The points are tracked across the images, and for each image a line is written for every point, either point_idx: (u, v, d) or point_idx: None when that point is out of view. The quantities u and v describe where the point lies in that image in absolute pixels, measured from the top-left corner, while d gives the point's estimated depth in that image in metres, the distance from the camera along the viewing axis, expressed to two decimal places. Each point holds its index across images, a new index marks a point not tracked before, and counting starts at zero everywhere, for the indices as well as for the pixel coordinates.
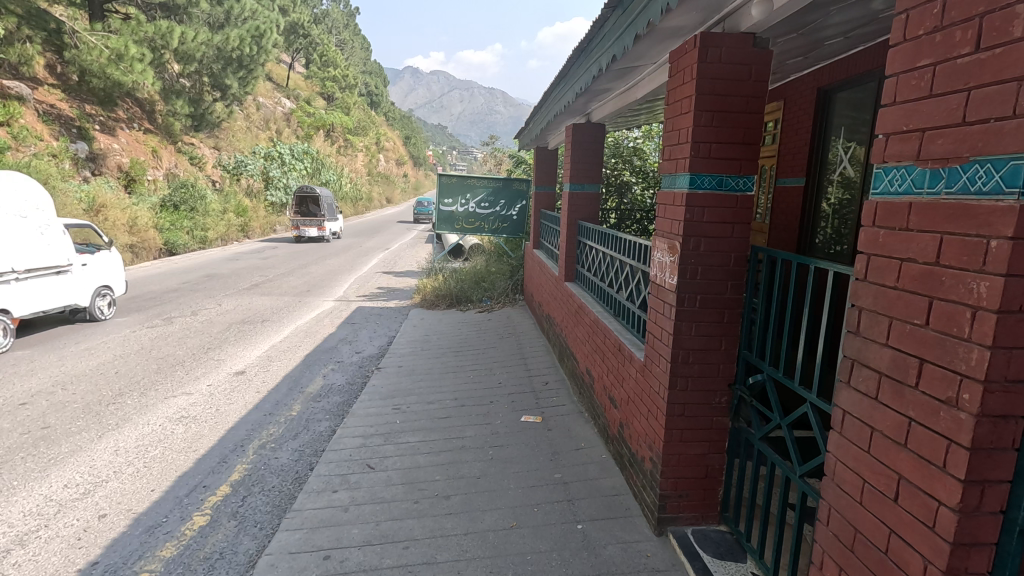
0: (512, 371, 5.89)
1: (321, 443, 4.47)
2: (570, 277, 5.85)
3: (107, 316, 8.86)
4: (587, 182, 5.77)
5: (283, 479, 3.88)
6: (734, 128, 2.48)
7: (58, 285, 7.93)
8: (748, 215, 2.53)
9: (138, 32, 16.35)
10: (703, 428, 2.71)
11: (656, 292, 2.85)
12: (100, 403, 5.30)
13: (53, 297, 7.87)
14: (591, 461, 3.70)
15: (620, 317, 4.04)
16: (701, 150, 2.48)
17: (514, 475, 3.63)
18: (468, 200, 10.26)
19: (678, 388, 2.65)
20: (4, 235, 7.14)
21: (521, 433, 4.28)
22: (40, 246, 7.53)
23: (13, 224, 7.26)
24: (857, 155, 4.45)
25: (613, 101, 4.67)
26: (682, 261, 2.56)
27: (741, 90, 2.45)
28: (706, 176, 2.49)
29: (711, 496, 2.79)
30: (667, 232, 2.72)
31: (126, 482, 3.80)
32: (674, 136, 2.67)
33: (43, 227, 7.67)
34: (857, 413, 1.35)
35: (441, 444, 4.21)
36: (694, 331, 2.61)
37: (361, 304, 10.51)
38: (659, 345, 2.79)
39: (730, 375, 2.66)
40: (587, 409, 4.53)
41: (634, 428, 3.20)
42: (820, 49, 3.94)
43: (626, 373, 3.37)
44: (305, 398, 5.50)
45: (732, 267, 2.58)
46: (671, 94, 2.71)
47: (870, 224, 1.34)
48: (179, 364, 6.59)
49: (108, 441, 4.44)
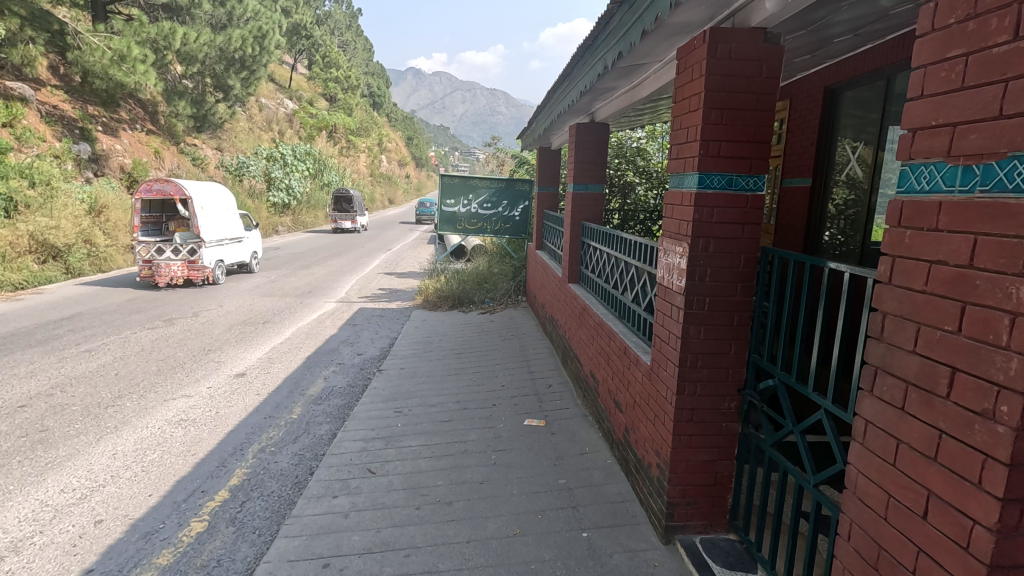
0: (515, 373, 5.82)
1: (321, 447, 4.41)
2: (574, 278, 5.79)
3: (253, 269, 14.23)
4: (591, 182, 5.68)
5: (282, 483, 3.82)
6: (744, 125, 2.41)
7: (236, 248, 13.26)
8: (759, 215, 2.47)
9: (142, 33, 16.48)
10: (712, 434, 2.63)
11: (663, 294, 2.79)
12: (99, 405, 5.25)
13: (234, 255, 13.20)
14: (596, 467, 3.63)
15: (625, 319, 3.97)
16: (709, 149, 2.41)
17: (518, 480, 3.57)
18: (471, 201, 10.23)
19: (686, 393, 2.58)
20: (220, 219, 12.57)
21: (524, 437, 4.21)
22: (233, 226, 12.93)
23: (222, 212, 12.64)
24: (866, 156, 4.37)
25: (619, 99, 4.57)
26: (690, 263, 2.49)
27: (752, 86, 2.38)
28: (715, 175, 2.43)
29: (720, 504, 2.72)
30: (675, 232, 2.65)
31: (124, 487, 3.75)
32: (683, 134, 2.60)
33: (231, 214, 13.00)
34: (881, 424, 1.28)
35: (443, 448, 4.14)
36: (703, 335, 2.54)
37: (363, 304, 10.48)
38: (666, 349, 2.73)
39: (740, 380, 2.59)
40: (591, 413, 4.45)
41: (640, 433, 3.13)
42: (829, 47, 3.87)
43: (632, 376, 3.29)
44: (305, 401, 5.45)
45: (742, 269, 2.50)
46: (679, 91, 2.65)
47: (895, 224, 1.27)
48: (179, 365, 6.56)
49: (107, 445, 4.38)
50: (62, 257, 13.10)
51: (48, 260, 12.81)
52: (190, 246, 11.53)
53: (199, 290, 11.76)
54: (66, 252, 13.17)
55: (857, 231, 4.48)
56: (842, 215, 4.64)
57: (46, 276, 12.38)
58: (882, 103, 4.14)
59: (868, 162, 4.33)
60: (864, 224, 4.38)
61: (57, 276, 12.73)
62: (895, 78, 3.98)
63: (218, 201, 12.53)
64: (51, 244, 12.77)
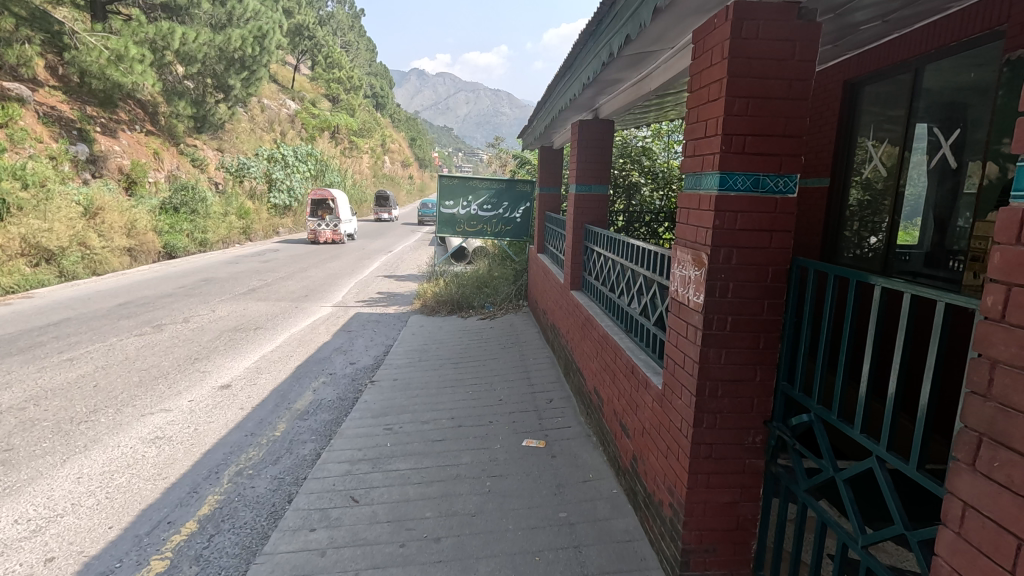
0: (513, 386, 5.48)
1: (303, 470, 4.09)
2: (576, 285, 5.45)
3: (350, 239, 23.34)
4: (595, 183, 5.34)
5: (256, 513, 3.50)
6: (774, 116, 2.06)
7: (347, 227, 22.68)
8: (790, 221, 2.12)
9: (139, 33, 16.23)
10: (734, 473, 2.29)
11: (676, 310, 2.46)
12: (72, 421, 4.95)
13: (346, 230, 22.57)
14: (600, 497, 3.29)
15: (633, 333, 3.63)
16: (731, 146, 2.07)
17: (514, 513, 3.23)
18: (470, 202, 9.91)
19: (704, 425, 2.24)
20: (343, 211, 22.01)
21: (522, 460, 3.87)
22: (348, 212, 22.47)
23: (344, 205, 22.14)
24: (889, 156, 3.97)
25: (624, 94, 4.24)
26: (710, 277, 2.15)
27: (783, 70, 2.03)
28: (739, 174, 2.08)
29: (742, 552, 2.38)
30: (691, 240, 2.31)
31: (84, 517, 3.44)
32: (700, 128, 2.26)
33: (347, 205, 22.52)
34: (990, 511, 0.99)
35: (434, 473, 3.81)
36: (723, 361, 2.20)
37: (360, 309, 10.16)
38: (680, 373, 2.39)
39: (765, 411, 2.25)
40: (595, 433, 4.10)
41: (649, 465, 2.79)
42: (853, 36, 3.51)
43: (640, 400, 2.95)
44: (291, 416, 5.12)
45: (769, 283, 2.16)
46: (695, 79, 2.31)
47: (1013, 244, 0.97)
48: (162, 376, 6.25)
49: (72, 467, 4.07)
50: (55, 260, 12.79)
51: (41, 263, 12.54)
52: (334, 223, 21.07)
53: (309, 256, 18.12)
54: (60, 255, 12.88)
55: (875, 231, 4.12)
56: (859, 216, 4.29)
57: (39, 280, 12.13)
58: (908, 98, 3.76)
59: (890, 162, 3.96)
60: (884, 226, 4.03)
61: (50, 279, 12.47)
62: (924, 70, 3.60)
63: (343, 200, 22.10)
64: (44, 247, 12.52)
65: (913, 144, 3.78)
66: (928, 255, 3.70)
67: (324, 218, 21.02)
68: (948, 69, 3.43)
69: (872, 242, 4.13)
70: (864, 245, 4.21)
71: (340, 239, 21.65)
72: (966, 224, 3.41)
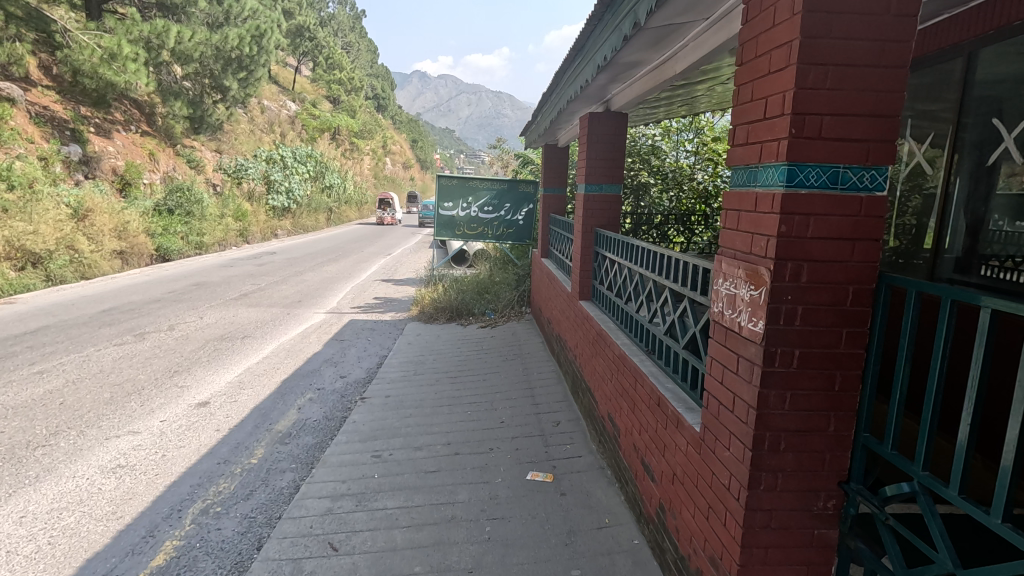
0: (516, 406, 4.97)
1: (278, 507, 3.61)
2: (585, 295, 4.95)
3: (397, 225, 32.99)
4: (606, 182, 4.82)
5: (218, 564, 3.01)
6: (861, 90, 1.58)
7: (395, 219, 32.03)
8: (878, 227, 1.63)
9: (133, 32, 15.77)
10: (798, 546, 1.80)
11: (720, 338, 1.98)
12: (27, 446, 4.47)
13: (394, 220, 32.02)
14: (619, 550, 2.81)
15: (656, 354, 3.14)
16: (803, 129, 1.59)
17: (518, 570, 2.74)
18: (469, 204, 9.37)
19: (763, 487, 1.76)
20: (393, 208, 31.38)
21: (527, 499, 3.38)
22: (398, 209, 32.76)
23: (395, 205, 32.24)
24: (933, 156, 3.06)
25: (641, 81, 3.76)
26: (773, 298, 1.67)
27: (874, 29, 1.56)
28: (812, 166, 1.60)
29: None
30: (742, 251, 1.83)
31: (17, 570, 2.98)
32: (755, 108, 1.78)
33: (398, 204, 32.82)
34: None
35: (425, 514, 3.32)
36: (788, 407, 1.72)
37: (354, 316, 9.68)
38: (728, 418, 1.90)
39: (840, 469, 1.76)
40: (609, 466, 3.61)
41: (683, 521, 2.30)
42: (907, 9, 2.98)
43: (670, 440, 2.47)
44: (271, 439, 4.64)
45: (848, 307, 1.67)
46: (746, 48, 1.84)
47: None
48: (136, 392, 5.77)
49: (17, 504, 3.61)
50: (42, 264, 12.35)
51: (27, 267, 12.11)
52: (391, 215, 31.48)
53: (307, 258, 17.81)
54: (47, 259, 12.43)
55: (901, 234, 3.37)
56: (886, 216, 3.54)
57: (24, 284, 11.69)
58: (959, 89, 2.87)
59: (929, 154, 3.09)
60: (911, 227, 3.26)
61: (35, 283, 12.02)
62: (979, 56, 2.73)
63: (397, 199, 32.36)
64: (29, 250, 12.07)
65: (960, 136, 2.89)
66: (956, 259, 2.93)
67: (386, 211, 31.30)
68: (985, 58, 2.69)
69: (896, 246, 3.38)
70: (888, 251, 3.50)
71: (396, 223, 32.02)
72: (1004, 228, 2.65)
